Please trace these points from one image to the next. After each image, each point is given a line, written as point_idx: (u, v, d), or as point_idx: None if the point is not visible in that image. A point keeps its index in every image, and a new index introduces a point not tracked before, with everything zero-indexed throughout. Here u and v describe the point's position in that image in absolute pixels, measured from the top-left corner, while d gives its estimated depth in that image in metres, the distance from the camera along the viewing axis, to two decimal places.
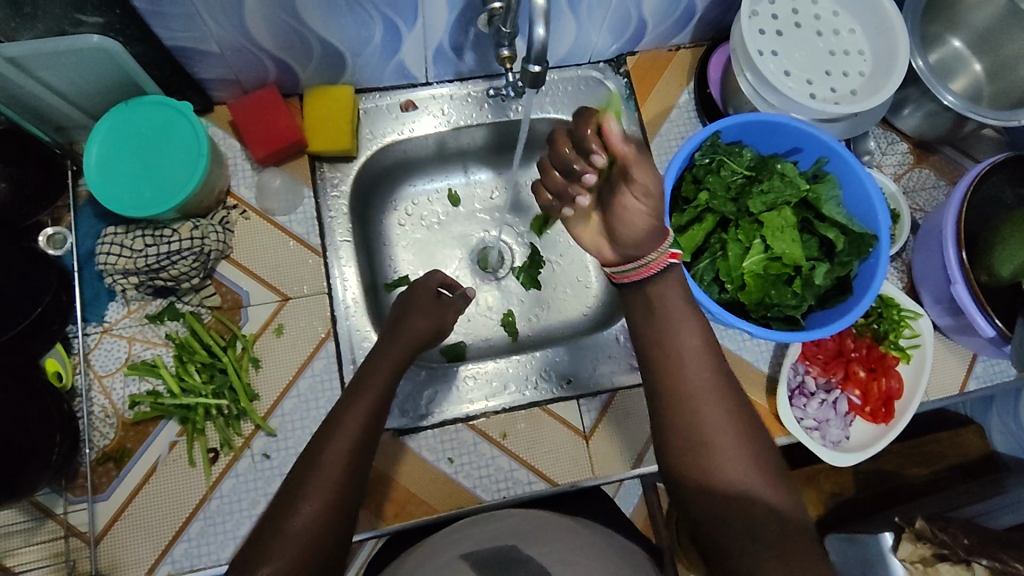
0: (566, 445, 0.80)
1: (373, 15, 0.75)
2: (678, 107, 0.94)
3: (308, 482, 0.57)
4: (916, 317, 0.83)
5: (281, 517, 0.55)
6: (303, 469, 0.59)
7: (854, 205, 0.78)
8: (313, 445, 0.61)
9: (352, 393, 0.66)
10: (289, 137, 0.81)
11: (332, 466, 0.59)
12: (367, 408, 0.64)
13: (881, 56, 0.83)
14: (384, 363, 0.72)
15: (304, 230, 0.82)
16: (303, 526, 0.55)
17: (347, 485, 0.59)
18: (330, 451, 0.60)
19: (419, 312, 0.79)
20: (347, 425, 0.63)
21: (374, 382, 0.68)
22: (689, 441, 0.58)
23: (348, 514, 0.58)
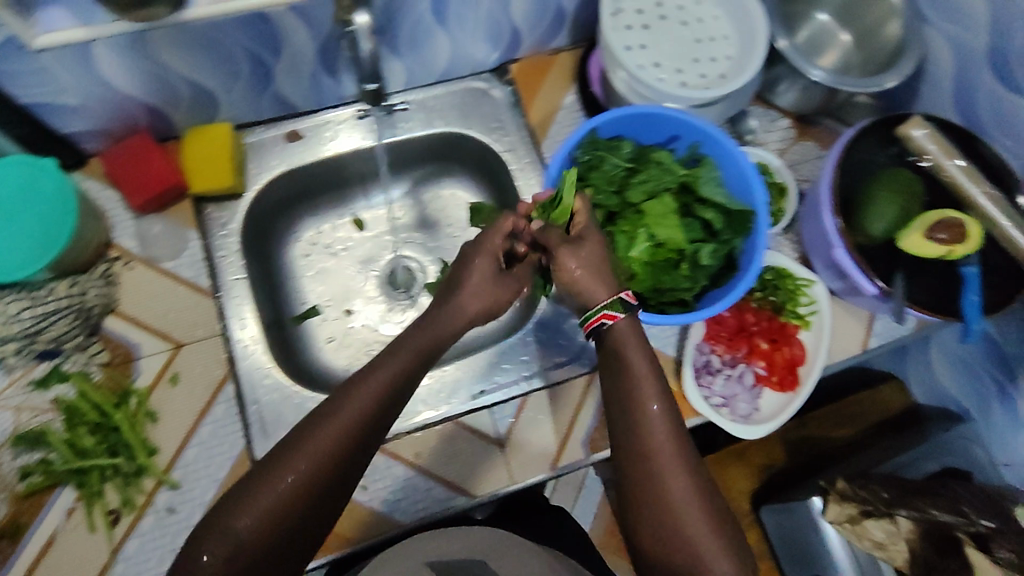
0: (481, 456, 0.79)
1: (234, 49, 0.75)
2: (564, 108, 0.96)
3: (283, 470, 0.55)
4: (810, 284, 0.86)
5: (247, 495, 0.55)
6: (281, 449, 0.57)
7: (733, 184, 0.80)
8: (304, 425, 0.58)
9: (370, 376, 0.60)
10: (166, 181, 0.80)
11: (314, 457, 0.56)
12: (374, 399, 0.59)
13: (744, 39, 0.85)
14: (419, 338, 0.64)
15: (193, 273, 0.81)
16: (261, 512, 0.54)
17: (323, 478, 0.56)
18: (317, 439, 0.56)
19: (476, 284, 0.67)
20: (330, 425, 0.57)
21: (387, 365, 0.61)
22: (651, 504, 0.59)
23: (322, 506, 0.57)
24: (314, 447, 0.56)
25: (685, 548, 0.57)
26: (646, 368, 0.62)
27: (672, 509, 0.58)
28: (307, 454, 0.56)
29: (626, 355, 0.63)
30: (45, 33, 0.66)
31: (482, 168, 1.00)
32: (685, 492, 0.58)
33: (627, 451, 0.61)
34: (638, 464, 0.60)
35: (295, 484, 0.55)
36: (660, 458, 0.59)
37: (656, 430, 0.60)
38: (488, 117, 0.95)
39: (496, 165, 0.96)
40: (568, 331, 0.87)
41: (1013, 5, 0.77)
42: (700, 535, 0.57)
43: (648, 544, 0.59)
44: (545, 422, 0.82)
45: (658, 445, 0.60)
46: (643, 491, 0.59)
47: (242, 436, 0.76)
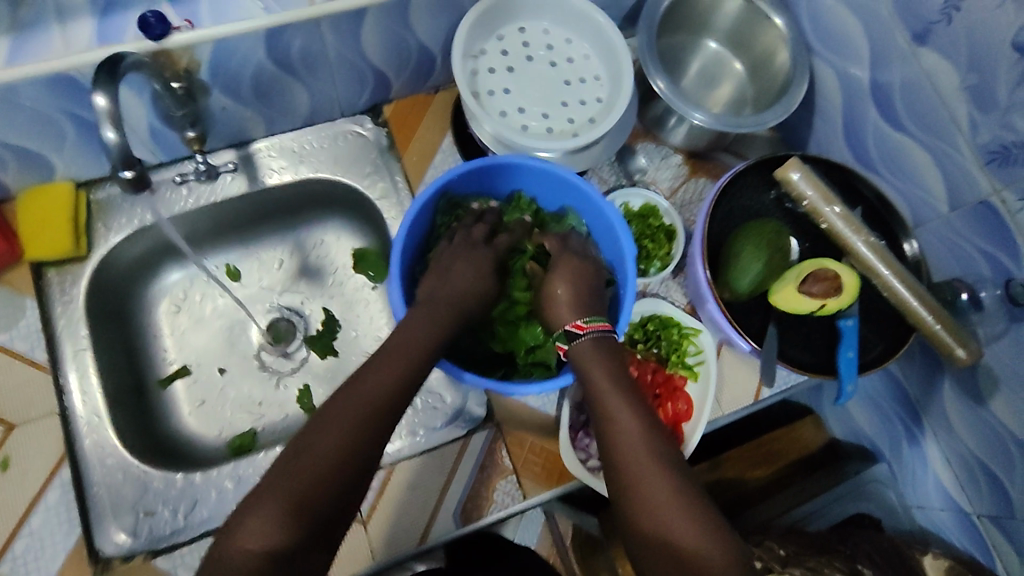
0: (342, 535, 0.74)
1: (51, 109, 0.69)
2: (441, 151, 0.90)
3: (306, 459, 0.54)
4: (696, 333, 0.82)
5: (271, 491, 0.53)
6: (300, 442, 0.56)
7: (602, 233, 0.77)
8: (318, 419, 0.58)
9: (375, 369, 0.61)
10: (0, 251, 0.76)
11: (332, 442, 0.55)
12: (385, 386, 0.60)
13: (615, 79, 0.81)
14: (422, 329, 0.65)
15: (28, 346, 0.76)
16: (288, 497, 0.52)
17: (346, 462, 0.55)
18: (332, 426, 0.57)
19: (460, 263, 0.72)
20: (355, 406, 0.58)
21: (395, 358, 0.63)
22: (641, 502, 0.57)
23: (349, 492, 0.55)
24: (322, 441, 0.55)
25: (673, 546, 0.55)
26: (604, 381, 0.65)
27: (650, 507, 0.57)
28: (327, 440, 0.55)
29: (591, 373, 0.66)
30: None
31: (360, 211, 0.94)
32: (678, 489, 0.57)
33: (608, 463, 0.61)
34: (615, 473, 0.60)
35: (319, 470, 0.54)
36: (633, 461, 0.60)
37: (624, 434, 0.61)
38: (362, 162, 0.90)
39: (374, 212, 0.91)
40: (441, 392, 0.82)
41: (889, 40, 0.75)
42: (681, 524, 0.55)
43: (642, 553, 0.57)
44: (413, 495, 0.77)
45: (645, 448, 0.60)
46: (626, 496, 0.59)
47: (78, 524, 0.71)
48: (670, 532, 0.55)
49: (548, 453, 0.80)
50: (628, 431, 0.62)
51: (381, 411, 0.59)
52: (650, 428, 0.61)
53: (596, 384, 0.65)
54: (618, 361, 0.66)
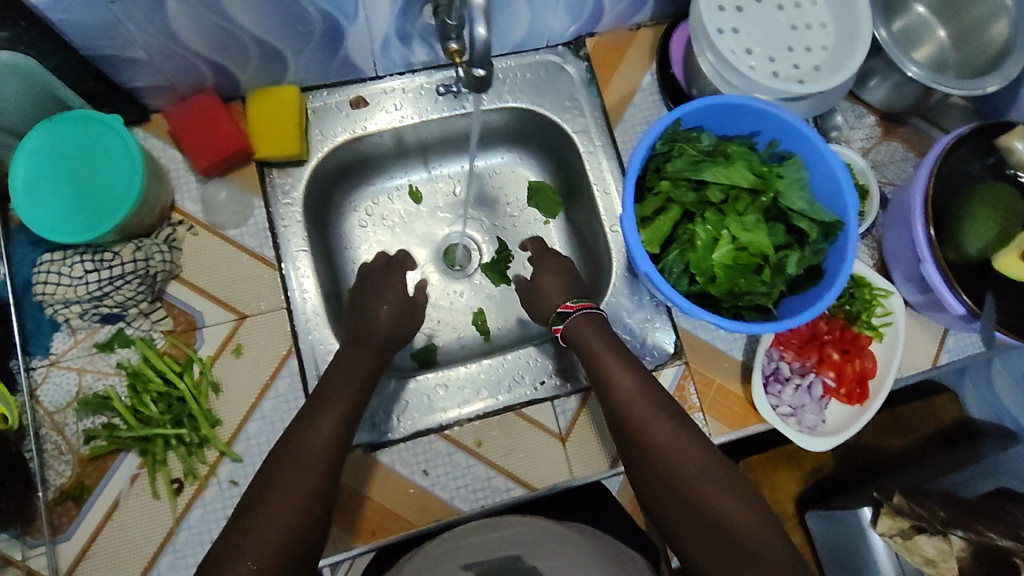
0: (541, 449, 0.78)
1: (311, 11, 0.69)
2: (642, 90, 0.91)
3: (269, 504, 0.56)
4: (887, 295, 0.83)
5: (241, 534, 0.55)
6: (267, 483, 0.58)
7: (821, 186, 0.76)
8: (273, 462, 0.60)
9: (311, 411, 0.64)
10: (234, 145, 0.77)
11: (293, 487, 0.58)
12: (315, 431, 0.62)
13: (844, 29, 0.78)
14: (361, 366, 0.71)
15: (257, 243, 0.78)
16: (257, 538, 0.54)
17: (308, 504, 0.57)
18: (287, 471, 0.59)
19: (383, 297, 0.81)
20: (321, 425, 0.63)
21: (348, 386, 0.68)
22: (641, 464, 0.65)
23: (306, 530, 0.56)
24: (302, 455, 0.60)
25: (700, 505, 0.61)
26: (616, 364, 0.71)
27: (676, 476, 0.63)
28: (287, 485, 0.58)
29: (587, 338, 0.74)
30: None
31: (545, 146, 0.96)
32: (665, 447, 0.64)
33: (631, 445, 0.67)
34: (637, 450, 0.66)
35: (280, 514, 0.56)
36: (653, 435, 0.66)
37: (640, 410, 0.67)
38: (561, 95, 0.90)
39: (566, 147, 0.92)
40: (633, 326, 0.85)
41: None
42: (701, 486, 0.62)
43: (668, 516, 0.63)
44: (610, 420, 0.79)
45: (636, 413, 0.67)
46: (650, 467, 0.65)
47: None
48: (672, 477, 0.63)
49: (735, 396, 0.83)
50: (620, 390, 0.69)
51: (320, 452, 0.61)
52: (661, 407, 0.68)
53: (611, 373, 0.70)
54: (605, 333, 0.75)
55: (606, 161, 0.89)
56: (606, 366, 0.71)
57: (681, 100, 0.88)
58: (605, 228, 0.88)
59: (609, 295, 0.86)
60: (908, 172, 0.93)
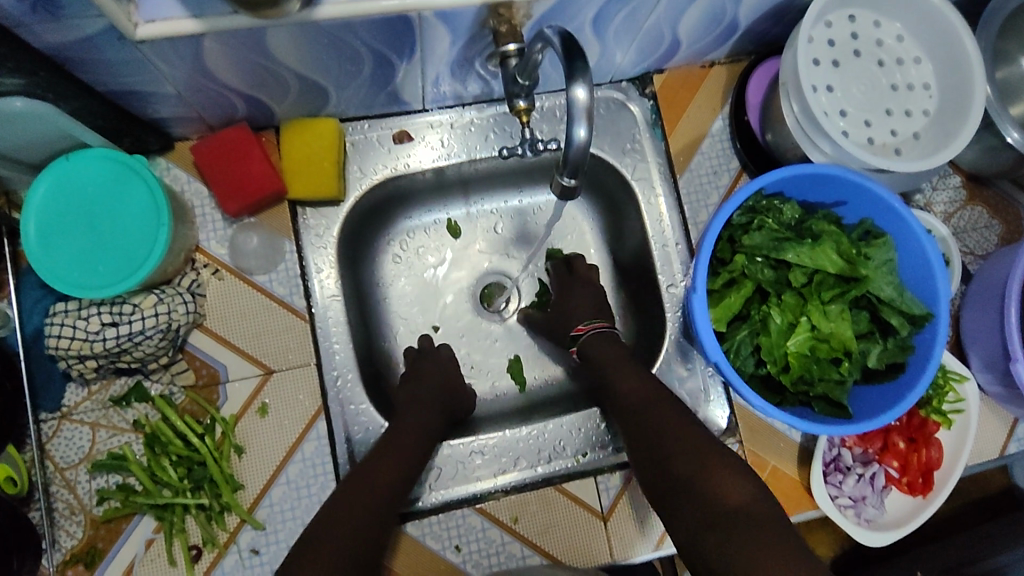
0: (582, 527, 0.73)
1: (362, 50, 0.62)
2: (711, 136, 0.82)
3: (344, 515, 0.60)
4: (962, 381, 0.77)
5: (320, 541, 0.58)
6: (345, 495, 0.62)
7: (910, 270, 0.69)
8: (354, 478, 0.64)
9: (394, 436, 0.68)
10: (267, 185, 0.70)
11: (373, 499, 0.62)
12: (397, 453, 0.66)
13: (948, 94, 0.71)
14: (411, 421, 0.70)
15: (287, 291, 0.72)
16: (331, 548, 0.58)
17: (379, 516, 0.62)
18: (368, 485, 0.63)
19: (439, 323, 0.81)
20: (378, 487, 0.63)
21: (409, 445, 0.68)
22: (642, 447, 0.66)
23: (375, 540, 0.60)
24: (353, 509, 0.61)
25: (689, 482, 0.61)
26: (629, 367, 0.71)
27: (672, 461, 0.63)
28: (343, 532, 0.59)
29: (596, 347, 0.74)
30: (147, 22, 0.51)
31: (597, 186, 0.87)
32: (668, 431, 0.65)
33: (632, 431, 0.68)
34: (640, 434, 0.67)
35: (358, 525, 0.60)
36: (654, 422, 0.66)
37: (642, 400, 0.68)
38: (621, 136, 0.82)
39: (621, 193, 0.84)
40: (684, 397, 0.79)
41: None
42: (692, 463, 0.62)
43: (662, 492, 0.63)
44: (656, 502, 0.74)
45: (640, 406, 0.68)
46: (648, 450, 0.66)
47: (332, 479, 0.70)
48: (666, 458, 0.64)
49: (790, 479, 0.77)
50: (623, 387, 0.70)
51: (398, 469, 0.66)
52: (665, 396, 0.69)
53: (623, 372, 0.71)
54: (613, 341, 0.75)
55: (666, 212, 0.81)
56: (616, 365, 0.72)
57: (756, 152, 0.80)
58: (661, 286, 0.81)
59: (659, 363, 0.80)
60: (991, 241, 0.86)
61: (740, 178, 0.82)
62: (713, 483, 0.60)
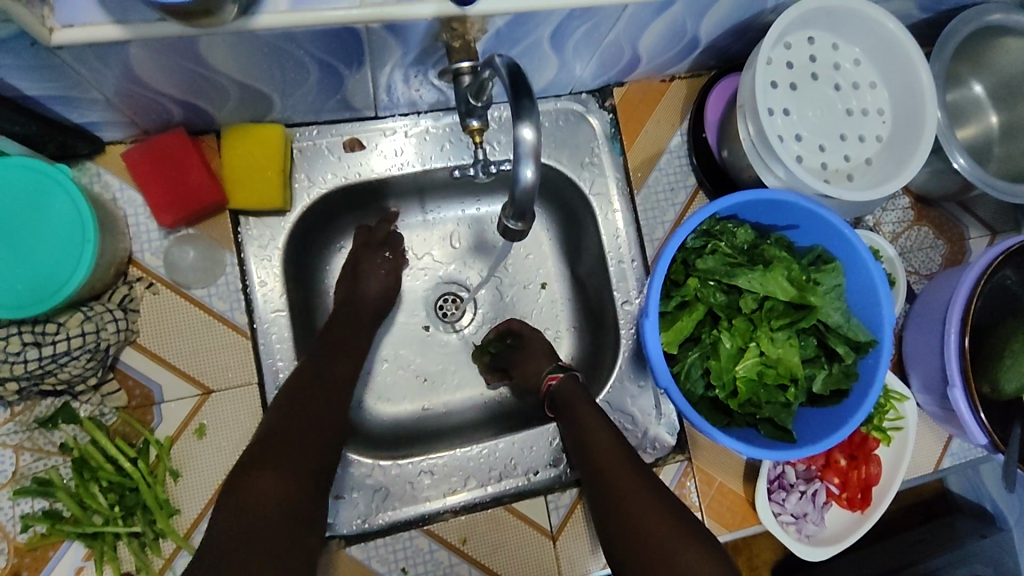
0: (530, 547, 0.73)
1: (307, 59, 0.59)
2: (669, 152, 0.82)
3: (289, 430, 0.59)
4: (901, 400, 0.80)
5: (261, 458, 0.56)
6: (291, 411, 0.61)
7: (856, 296, 0.70)
8: (293, 388, 0.63)
9: (321, 356, 0.68)
10: (204, 195, 0.66)
11: (315, 418, 0.61)
12: (330, 374, 0.66)
13: (901, 122, 0.72)
14: (346, 343, 0.70)
15: (227, 306, 0.69)
16: (286, 449, 0.58)
17: (321, 441, 0.60)
18: (307, 397, 0.63)
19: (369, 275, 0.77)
20: (319, 394, 0.63)
21: (342, 356, 0.69)
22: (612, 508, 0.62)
23: (325, 457, 0.60)
24: (303, 420, 0.61)
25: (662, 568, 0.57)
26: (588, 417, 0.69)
27: (642, 530, 0.59)
28: (293, 441, 0.58)
29: (575, 407, 0.71)
30: (65, 28, 0.48)
31: (554, 195, 0.85)
32: (637, 491, 0.62)
33: (599, 496, 0.64)
34: (607, 502, 0.63)
35: (305, 449, 0.59)
36: (623, 497, 0.62)
37: (612, 458, 0.65)
38: (580, 149, 0.80)
39: (578, 206, 0.83)
40: (637, 414, 0.80)
41: None
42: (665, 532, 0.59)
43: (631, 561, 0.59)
44: None
45: (617, 466, 0.65)
46: (617, 519, 0.62)
47: None
48: (635, 521, 0.60)
49: (735, 495, 0.79)
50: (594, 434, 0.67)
51: (338, 381, 0.67)
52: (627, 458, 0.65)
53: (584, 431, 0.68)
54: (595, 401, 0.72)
55: (623, 227, 0.81)
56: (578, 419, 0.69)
57: (712, 170, 0.80)
58: (616, 302, 0.81)
59: (613, 381, 0.80)
60: (935, 261, 0.88)
61: (696, 196, 0.82)
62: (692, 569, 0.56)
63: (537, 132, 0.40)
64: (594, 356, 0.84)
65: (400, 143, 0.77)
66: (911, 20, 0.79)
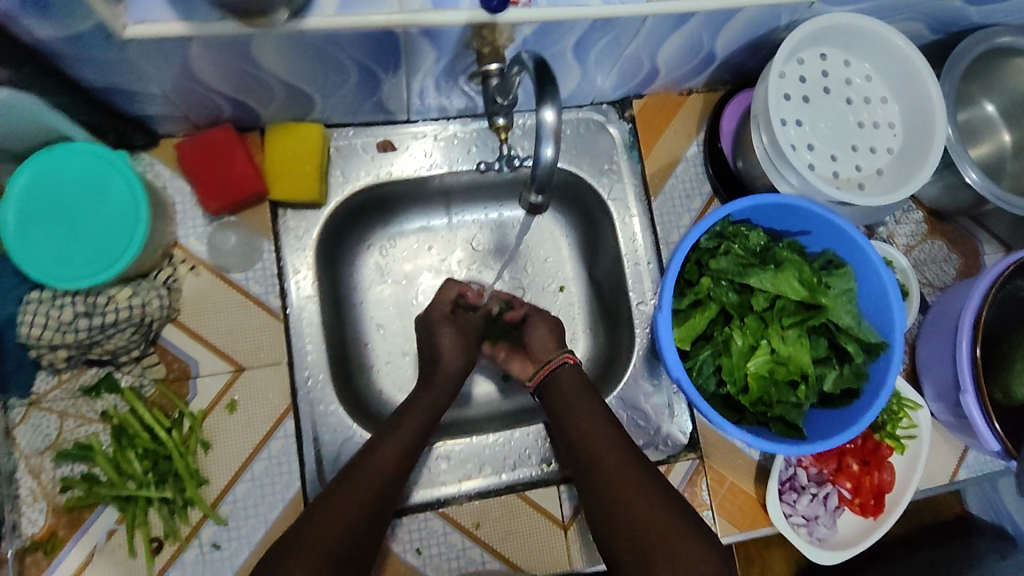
0: (541, 535, 0.75)
1: (348, 62, 0.64)
2: (686, 160, 0.85)
3: (335, 508, 0.61)
4: (916, 408, 0.81)
5: (302, 539, 0.59)
6: (340, 490, 0.63)
7: (868, 299, 0.72)
8: (353, 467, 0.65)
9: (386, 434, 0.68)
10: (247, 185, 0.71)
11: (365, 497, 0.63)
12: (392, 451, 0.67)
13: (912, 133, 0.75)
14: (422, 403, 0.71)
15: (263, 290, 0.74)
16: (329, 527, 0.60)
17: (367, 522, 0.62)
18: (363, 478, 0.64)
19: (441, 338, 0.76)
20: (373, 470, 0.65)
21: (409, 424, 0.69)
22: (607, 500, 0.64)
23: (365, 533, 0.62)
24: (350, 499, 0.62)
25: (661, 549, 0.59)
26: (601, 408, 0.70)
27: (638, 527, 0.61)
28: (336, 519, 0.61)
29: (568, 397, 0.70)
30: (136, 23, 0.53)
31: (574, 200, 0.89)
32: (628, 482, 0.63)
33: (589, 488, 0.66)
34: (599, 499, 0.64)
35: (345, 525, 0.61)
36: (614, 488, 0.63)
37: (603, 446, 0.66)
38: (599, 156, 0.84)
39: (597, 211, 0.86)
40: (649, 412, 0.82)
41: None
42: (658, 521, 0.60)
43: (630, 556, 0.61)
44: None
45: (610, 457, 0.65)
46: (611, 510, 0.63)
47: (297, 477, 0.71)
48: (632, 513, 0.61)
49: (745, 495, 0.80)
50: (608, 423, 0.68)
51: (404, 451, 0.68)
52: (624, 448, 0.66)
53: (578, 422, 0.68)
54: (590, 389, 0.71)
55: (639, 231, 0.84)
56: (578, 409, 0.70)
57: (727, 178, 0.83)
58: (631, 302, 0.83)
59: (626, 379, 0.82)
60: (948, 275, 0.89)
61: (712, 203, 0.85)
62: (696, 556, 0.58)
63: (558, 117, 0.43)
64: (608, 357, 0.87)
65: (430, 147, 0.81)
66: (922, 39, 0.82)
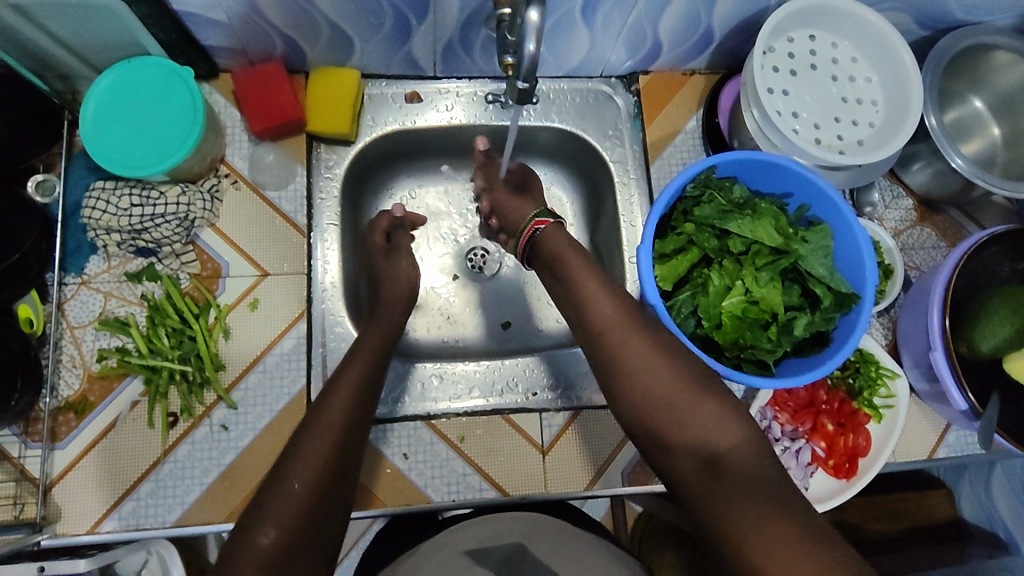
0: (520, 455, 0.80)
1: (385, 5, 0.73)
2: (685, 132, 0.93)
3: (308, 454, 0.56)
4: (893, 377, 0.82)
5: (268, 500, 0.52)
6: (302, 438, 0.58)
7: (842, 256, 0.77)
8: (313, 414, 0.60)
9: (348, 370, 0.66)
10: (288, 113, 0.82)
11: (331, 441, 0.57)
12: (353, 394, 0.63)
13: (892, 111, 0.81)
14: (370, 340, 0.71)
15: (293, 209, 0.83)
16: (301, 476, 0.54)
17: (338, 479, 0.56)
18: (322, 429, 0.58)
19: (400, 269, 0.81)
20: (331, 406, 0.61)
21: (361, 358, 0.68)
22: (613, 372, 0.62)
23: (343, 479, 0.57)
24: (314, 447, 0.56)
25: (679, 420, 0.56)
26: None
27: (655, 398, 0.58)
28: (299, 468, 0.54)
29: (564, 259, 0.69)
30: None
31: (580, 166, 0.97)
32: (647, 355, 0.60)
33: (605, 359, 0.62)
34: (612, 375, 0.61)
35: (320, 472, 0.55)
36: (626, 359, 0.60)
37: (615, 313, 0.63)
38: (605, 123, 0.93)
39: (600, 174, 0.94)
40: None
41: None
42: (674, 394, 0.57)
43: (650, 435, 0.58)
44: (590, 443, 0.81)
45: (617, 326, 0.63)
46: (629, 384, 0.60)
47: (303, 375, 0.78)
48: (646, 385, 0.59)
49: None
50: None
51: (366, 396, 0.65)
52: (638, 322, 0.63)
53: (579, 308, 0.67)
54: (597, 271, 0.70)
55: (637, 194, 0.91)
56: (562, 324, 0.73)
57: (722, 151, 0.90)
58: (623, 255, 0.89)
59: None
60: (937, 261, 0.93)
61: None
62: (711, 425, 0.55)
63: (542, 17, 0.52)
64: None
65: (452, 103, 0.91)
66: (912, 35, 0.89)
